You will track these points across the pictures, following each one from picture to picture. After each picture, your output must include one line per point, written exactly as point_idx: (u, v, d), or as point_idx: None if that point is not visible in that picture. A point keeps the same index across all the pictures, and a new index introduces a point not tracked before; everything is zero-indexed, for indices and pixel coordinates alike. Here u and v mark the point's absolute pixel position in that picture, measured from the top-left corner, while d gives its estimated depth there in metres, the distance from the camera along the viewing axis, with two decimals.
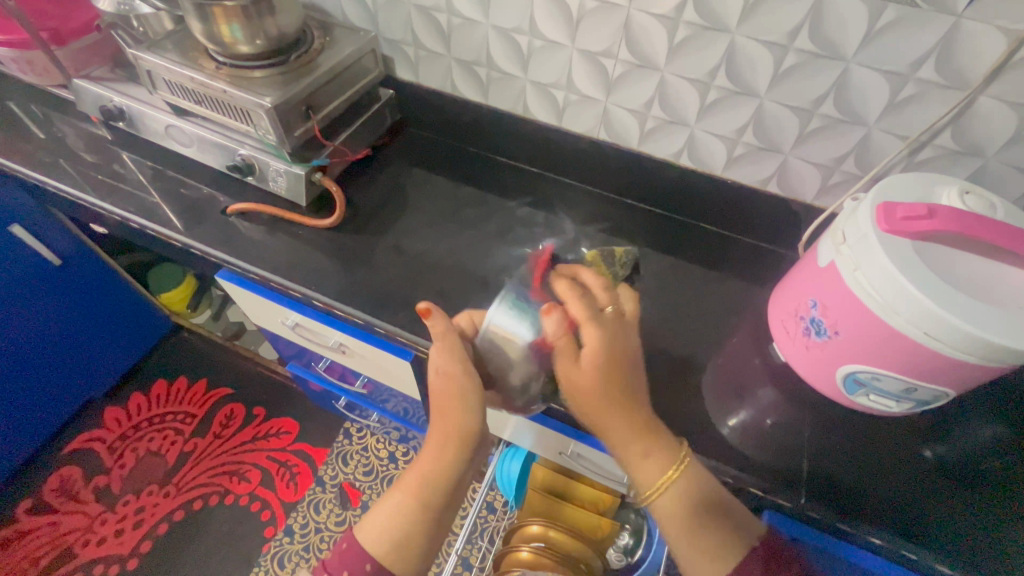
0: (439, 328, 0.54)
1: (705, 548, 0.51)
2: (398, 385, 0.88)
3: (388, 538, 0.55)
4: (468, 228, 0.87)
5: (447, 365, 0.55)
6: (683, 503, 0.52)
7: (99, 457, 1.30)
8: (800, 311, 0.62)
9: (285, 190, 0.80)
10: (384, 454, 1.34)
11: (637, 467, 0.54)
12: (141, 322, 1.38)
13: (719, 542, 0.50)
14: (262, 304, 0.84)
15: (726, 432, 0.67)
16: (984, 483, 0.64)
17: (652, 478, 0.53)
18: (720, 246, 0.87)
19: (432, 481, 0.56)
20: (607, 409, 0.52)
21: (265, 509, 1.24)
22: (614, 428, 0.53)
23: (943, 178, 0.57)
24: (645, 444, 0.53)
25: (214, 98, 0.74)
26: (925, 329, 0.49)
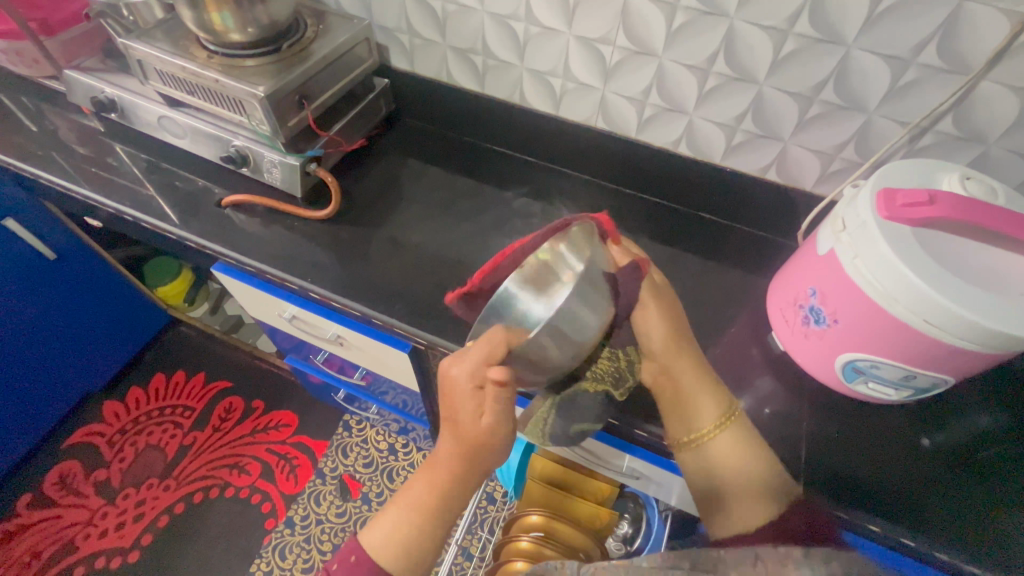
0: (491, 340, 0.46)
1: (746, 499, 0.52)
2: (397, 376, 0.88)
3: (396, 551, 0.53)
4: (466, 219, 0.87)
5: (484, 372, 0.47)
6: (732, 450, 0.55)
7: (98, 451, 1.30)
8: (800, 299, 0.61)
9: (280, 181, 0.79)
10: (384, 446, 1.34)
11: (698, 406, 0.58)
12: (138, 316, 1.37)
13: (760, 495, 0.52)
14: (259, 297, 0.83)
15: None
16: (983, 470, 0.64)
17: (701, 430, 0.56)
18: (720, 236, 0.86)
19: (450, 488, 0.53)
20: (676, 358, 0.58)
21: (265, 501, 1.24)
22: (678, 382, 0.58)
23: (944, 165, 0.57)
24: (699, 394, 0.58)
25: (207, 88, 0.73)
26: (925, 317, 0.49)
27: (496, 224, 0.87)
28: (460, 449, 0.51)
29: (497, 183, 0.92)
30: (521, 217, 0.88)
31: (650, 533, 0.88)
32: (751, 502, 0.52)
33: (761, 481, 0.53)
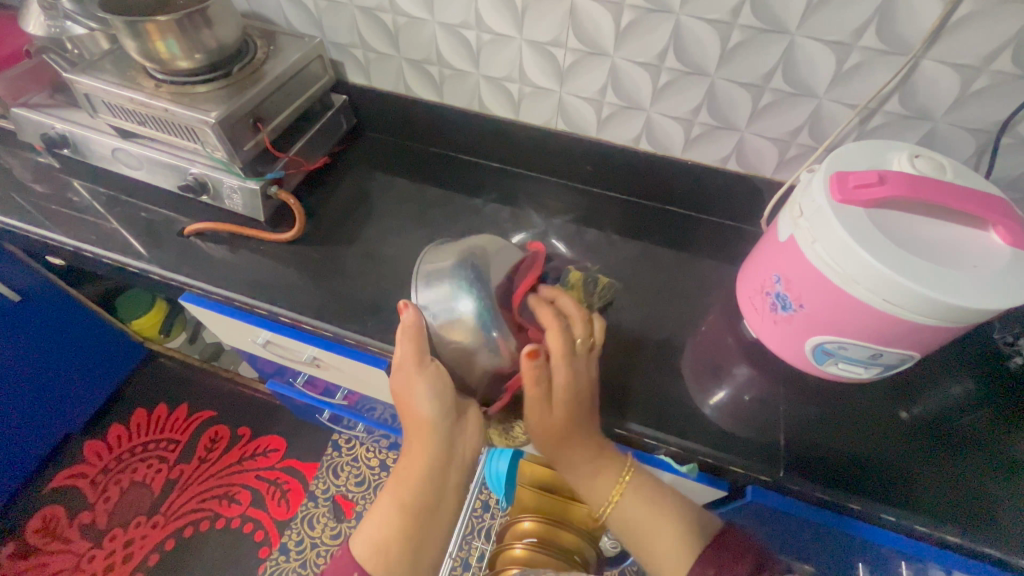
0: (410, 323, 0.56)
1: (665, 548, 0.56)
2: (378, 393, 0.87)
3: (371, 543, 0.54)
4: (435, 230, 0.86)
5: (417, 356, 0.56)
6: (632, 505, 0.59)
7: (82, 494, 1.27)
8: (766, 287, 0.62)
9: (242, 207, 0.78)
10: (375, 462, 1.33)
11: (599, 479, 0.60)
12: (113, 352, 1.34)
13: (682, 540, 0.55)
14: (230, 324, 0.82)
15: (705, 412, 0.67)
16: (959, 441, 0.65)
17: (604, 494, 0.60)
18: (689, 227, 0.87)
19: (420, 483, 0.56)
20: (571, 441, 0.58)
21: (258, 530, 1.22)
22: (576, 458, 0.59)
23: (894, 144, 0.58)
24: (600, 462, 0.60)
25: (158, 117, 0.72)
26: (885, 297, 0.50)
27: (466, 233, 0.86)
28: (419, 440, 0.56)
29: (464, 191, 0.92)
30: (491, 223, 0.88)
31: None
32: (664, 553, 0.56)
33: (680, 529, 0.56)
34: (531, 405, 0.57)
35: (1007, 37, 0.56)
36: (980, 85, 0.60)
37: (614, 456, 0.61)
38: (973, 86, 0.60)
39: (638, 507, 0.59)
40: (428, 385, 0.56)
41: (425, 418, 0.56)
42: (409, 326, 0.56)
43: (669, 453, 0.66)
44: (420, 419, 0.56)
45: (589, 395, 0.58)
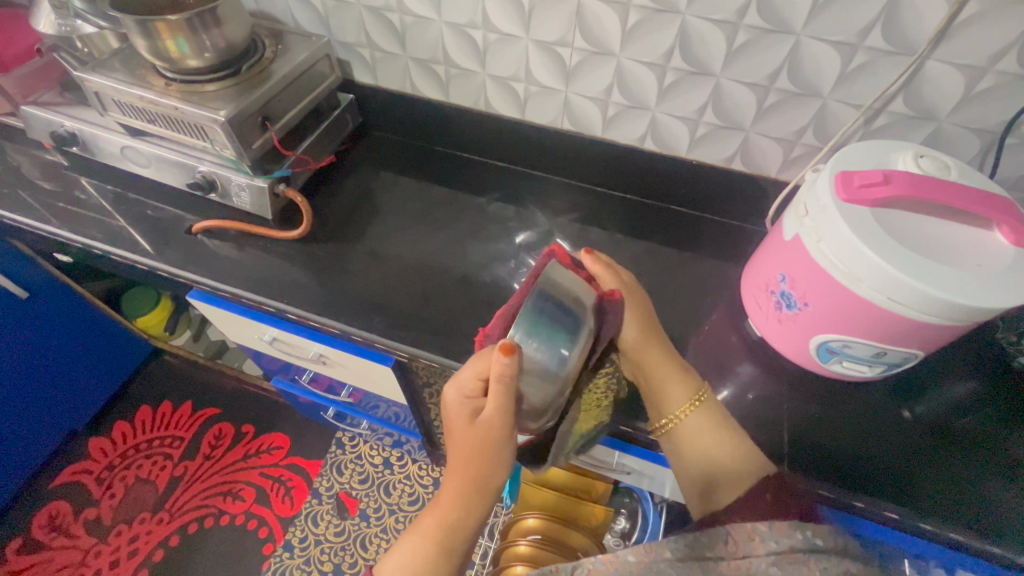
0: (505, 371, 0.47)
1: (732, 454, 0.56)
2: (383, 391, 0.87)
3: None
4: (440, 228, 0.87)
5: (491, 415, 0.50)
6: (709, 417, 0.59)
7: (87, 490, 1.28)
8: (771, 285, 0.63)
9: (250, 204, 0.79)
10: (379, 460, 1.34)
11: (664, 390, 0.61)
12: (118, 349, 1.35)
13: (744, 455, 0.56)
14: (237, 321, 0.82)
15: None
16: (962, 439, 0.65)
17: (676, 401, 0.60)
18: (693, 227, 0.87)
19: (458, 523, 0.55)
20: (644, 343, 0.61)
21: (262, 526, 1.23)
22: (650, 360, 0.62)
23: (899, 144, 0.58)
24: (672, 369, 0.61)
25: (167, 116, 0.72)
26: (889, 295, 0.50)
27: (471, 231, 0.87)
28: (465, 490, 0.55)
29: (469, 190, 0.93)
30: (496, 222, 0.88)
31: (646, 526, 0.88)
32: (719, 474, 0.56)
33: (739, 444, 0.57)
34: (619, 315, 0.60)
35: (1012, 38, 0.56)
36: (985, 85, 0.60)
37: (686, 376, 0.61)
38: (978, 86, 0.61)
39: (702, 424, 0.59)
40: (506, 451, 0.53)
41: (481, 472, 0.54)
42: (502, 380, 0.48)
43: None
44: (475, 469, 0.54)
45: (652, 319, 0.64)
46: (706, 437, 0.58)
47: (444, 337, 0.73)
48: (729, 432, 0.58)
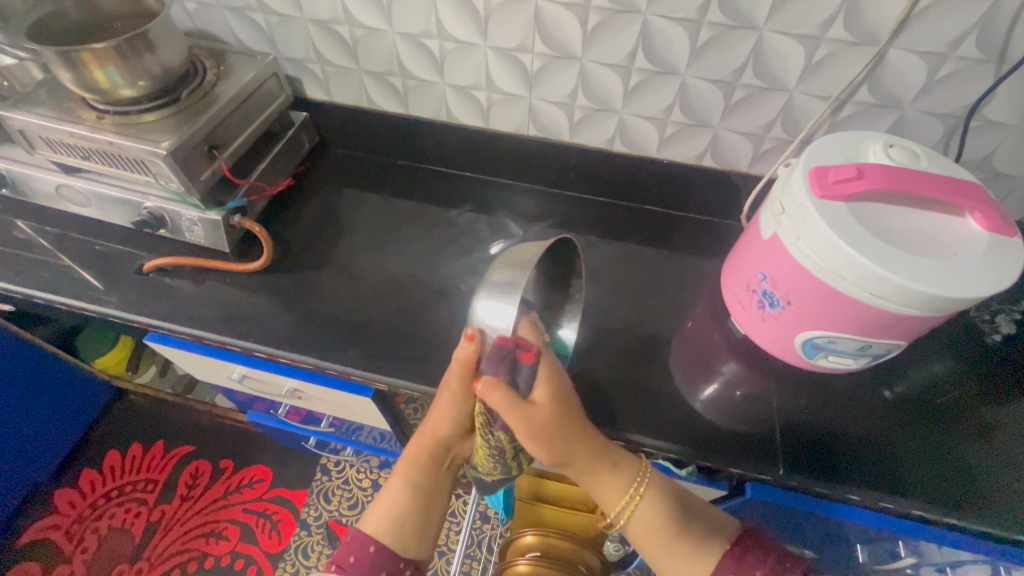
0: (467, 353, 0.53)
1: (688, 547, 0.53)
2: (364, 418, 0.84)
3: (385, 522, 0.58)
4: (411, 246, 0.84)
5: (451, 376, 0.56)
6: (654, 512, 0.55)
7: (56, 546, 1.20)
8: (752, 285, 0.62)
9: (204, 238, 0.74)
10: (367, 483, 1.30)
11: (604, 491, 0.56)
12: (76, 393, 1.27)
13: (697, 544, 0.53)
14: (201, 361, 0.77)
15: (699, 410, 0.66)
16: (945, 419, 0.66)
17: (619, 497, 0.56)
18: (667, 226, 0.86)
19: (424, 477, 0.60)
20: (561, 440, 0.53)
21: (250, 565, 1.18)
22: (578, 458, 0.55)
23: (867, 134, 0.58)
24: (606, 465, 0.56)
25: (102, 151, 0.67)
26: (871, 291, 0.50)
27: (443, 246, 0.84)
28: (418, 450, 0.60)
29: (438, 203, 0.89)
30: (467, 235, 0.85)
31: None
32: (687, 557, 0.53)
33: (687, 534, 0.54)
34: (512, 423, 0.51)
35: (968, 25, 0.57)
36: (946, 71, 0.61)
37: (620, 465, 0.56)
38: (940, 72, 0.61)
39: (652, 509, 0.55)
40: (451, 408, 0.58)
41: (430, 430, 0.60)
42: (467, 357, 0.53)
43: (666, 458, 0.65)
44: (426, 429, 0.60)
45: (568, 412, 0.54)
46: (657, 526, 0.55)
47: (423, 361, 0.70)
48: (677, 504, 0.56)
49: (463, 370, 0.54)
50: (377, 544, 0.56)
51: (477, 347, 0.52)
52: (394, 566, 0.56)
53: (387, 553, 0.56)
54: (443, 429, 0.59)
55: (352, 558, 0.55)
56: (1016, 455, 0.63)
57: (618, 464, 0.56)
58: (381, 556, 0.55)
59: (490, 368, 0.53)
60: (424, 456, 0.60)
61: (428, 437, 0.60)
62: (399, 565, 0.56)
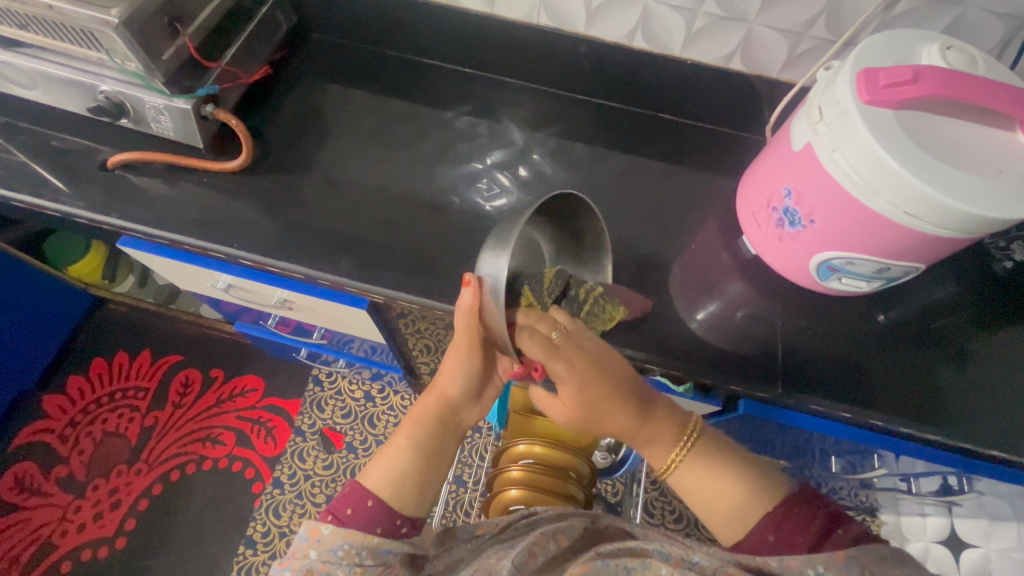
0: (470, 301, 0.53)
1: (735, 505, 0.52)
2: (358, 331, 0.82)
3: (388, 478, 0.56)
4: (405, 150, 0.77)
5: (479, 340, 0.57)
6: (699, 468, 0.55)
7: (51, 448, 1.22)
8: (773, 202, 0.58)
9: (173, 131, 0.67)
10: (360, 394, 1.31)
11: (648, 452, 0.57)
12: (51, 299, 1.23)
13: (750, 499, 0.52)
14: (182, 269, 0.73)
15: (695, 326, 0.66)
16: (926, 338, 0.67)
17: (663, 457, 0.56)
18: (681, 137, 0.80)
19: (428, 438, 0.59)
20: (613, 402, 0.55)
21: (248, 467, 1.22)
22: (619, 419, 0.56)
23: (923, 34, 0.52)
24: (652, 426, 0.56)
25: (43, 19, 0.57)
26: (906, 209, 0.47)
27: (439, 151, 0.77)
28: (427, 410, 0.60)
29: (433, 102, 0.81)
30: (466, 140, 0.79)
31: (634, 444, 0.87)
32: (722, 510, 0.53)
33: (745, 481, 0.53)
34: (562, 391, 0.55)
35: None
36: None
37: (660, 424, 0.57)
38: None
39: (698, 473, 0.55)
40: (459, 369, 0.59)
41: (438, 390, 0.60)
42: (471, 306, 0.53)
43: (665, 375, 0.65)
44: (434, 388, 0.61)
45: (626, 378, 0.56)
46: (704, 479, 0.55)
47: (421, 274, 0.66)
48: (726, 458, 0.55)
49: (468, 317, 0.54)
50: (374, 499, 0.55)
51: (475, 291, 0.52)
52: (391, 524, 0.54)
53: (382, 509, 0.54)
54: (448, 387, 0.60)
55: (351, 511, 0.54)
56: (986, 372, 0.66)
57: (662, 423, 0.57)
58: (378, 513, 0.54)
59: (493, 312, 0.52)
60: (432, 416, 0.59)
61: (436, 398, 0.60)
62: (396, 524, 0.55)
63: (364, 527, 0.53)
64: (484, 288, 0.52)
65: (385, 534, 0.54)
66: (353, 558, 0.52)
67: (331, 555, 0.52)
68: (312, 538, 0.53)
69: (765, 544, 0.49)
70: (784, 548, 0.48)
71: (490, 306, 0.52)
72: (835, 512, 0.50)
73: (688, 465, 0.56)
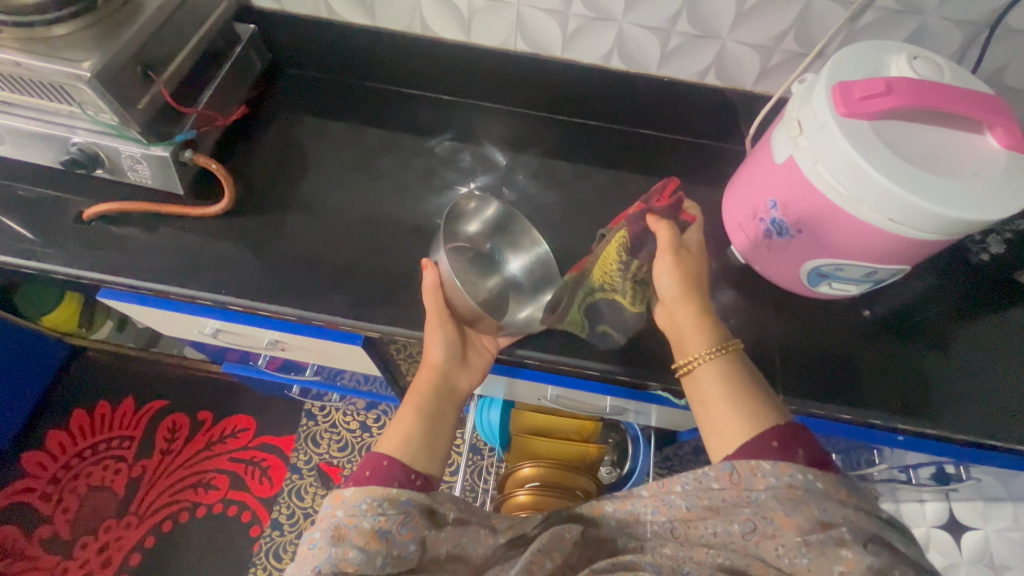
0: (432, 278, 0.60)
1: (738, 411, 0.49)
2: (353, 366, 0.80)
3: (396, 440, 0.52)
4: (390, 180, 0.76)
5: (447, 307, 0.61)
6: (722, 373, 0.52)
7: (34, 508, 1.16)
8: (759, 213, 0.59)
9: (151, 178, 0.66)
10: (355, 425, 1.29)
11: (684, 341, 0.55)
12: (24, 353, 1.18)
13: (755, 415, 0.48)
14: (167, 317, 0.71)
15: None
16: (914, 334, 0.69)
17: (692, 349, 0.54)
18: (663, 151, 0.82)
19: (428, 402, 0.56)
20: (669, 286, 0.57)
21: (244, 510, 1.18)
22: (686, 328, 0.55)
23: (890, 44, 0.54)
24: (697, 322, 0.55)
25: (10, 74, 0.55)
26: (890, 216, 0.48)
27: (425, 180, 0.77)
28: (421, 381, 0.58)
29: (415, 131, 0.81)
30: (450, 166, 0.79)
31: (636, 455, 0.91)
32: (733, 416, 0.49)
33: (757, 401, 0.49)
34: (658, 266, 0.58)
35: None
36: None
37: (710, 328, 0.55)
38: None
39: (719, 379, 0.51)
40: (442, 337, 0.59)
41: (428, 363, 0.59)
42: (432, 283, 0.60)
43: (666, 390, 0.65)
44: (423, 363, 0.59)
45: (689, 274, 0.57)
46: (724, 381, 0.51)
47: (415, 306, 0.65)
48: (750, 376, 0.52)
49: (432, 295, 0.60)
50: (390, 458, 0.50)
51: (435, 271, 0.60)
52: (406, 477, 0.50)
53: (399, 465, 0.50)
54: (436, 357, 0.59)
55: (369, 472, 0.49)
56: (973, 362, 0.67)
57: (702, 324, 0.55)
58: (395, 465, 0.50)
59: (453, 281, 0.60)
60: (425, 383, 0.58)
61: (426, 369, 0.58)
62: (412, 477, 0.50)
63: (383, 482, 0.49)
64: (441, 266, 0.61)
65: (403, 486, 0.49)
66: (377, 509, 0.47)
67: (357, 509, 0.47)
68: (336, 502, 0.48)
69: (765, 449, 0.46)
70: (782, 457, 0.46)
71: (450, 282, 0.60)
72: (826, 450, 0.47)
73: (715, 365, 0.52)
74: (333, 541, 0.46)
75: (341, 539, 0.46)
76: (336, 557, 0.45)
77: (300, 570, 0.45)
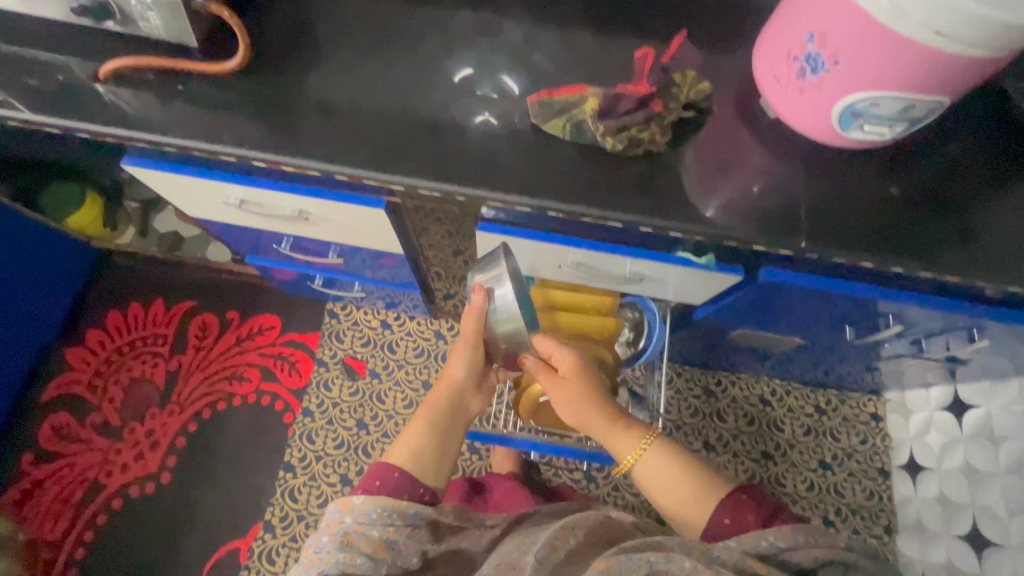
0: (478, 301, 0.72)
1: (692, 491, 0.67)
2: (375, 240, 0.82)
3: (407, 453, 0.69)
4: (406, 42, 0.74)
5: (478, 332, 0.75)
6: (650, 467, 0.71)
7: (82, 398, 1.24)
8: (794, 51, 0.57)
9: (162, 29, 0.66)
10: (376, 323, 1.32)
11: (617, 443, 0.73)
12: (56, 252, 1.22)
13: (699, 492, 0.66)
14: (194, 188, 0.73)
15: (710, 215, 0.65)
16: (945, 188, 0.68)
17: (626, 450, 0.73)
18: (691, 9, 0.77)
19: (442, 420, 0.73)
20: (577, 393, 0.75)
21: (277, 400, 1.25)
22: (606, 434, 0.74)
23: None
24: (620, 423, 0.74)
25: None
26: (937, 28, 0.46)
27: (442, 41, 0.74)
28: (437, 400, 0.75)
29: None
30: (467, 28, 0.76)
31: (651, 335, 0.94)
32: (684, 498, 0.67)
33: (694, 476, 0.68)
34: (558, 396, 0.76)
35: None
36: None
37: (632, 426, 0.74)
38: None
39: (660, 462, 0.70)
40: (467, 357, 0.76)
41: (448, 380, 0.76)
42: (476, 306, 0.72)
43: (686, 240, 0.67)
44: (444, 379, 0.77)
45: (597, 388, 0.76)
46: (665, 470, 0.69)
47: (438, 164, 0.66)
48: (680, 456, 0.70)
49: (474, 317, 0.73)
50: (399, 470, 0.66)
51: (483, 296, 0.71)
52: (416, 491, 0.66)
53: (407, 479, 0.66)
54: (458, 375, 0.76)
55: (379, 482, 0.65)
56: (999, 216, 0.67)
57: (625, 428, 0.73)
58: (404, 479, 0.66)
59: (493, 313, 0.72)
60: (444, 399, 0.75)
61: (447, 388, 0.76)
62: (420, 491, 0.66)
63: (393, 493, 0.65)
64: (488, 294, 0.71)
65: (411, 499, 0.65)
66: (385, 518, 0.63)
67: (365, 517, 0.62)
68: (346, 508, 0.63)
69: (720, 526, 0.63)
70: (738, 528, 0.62)
71: (490, 310, 0.72)
72: (776, 503, 0.64)
73: (648, 457, 0.71)
74: (342, 546, 0.60)
75: (350, 544, 0.61)
76: (343, 561, 0.59)
77: (308, 569, 0.60)
